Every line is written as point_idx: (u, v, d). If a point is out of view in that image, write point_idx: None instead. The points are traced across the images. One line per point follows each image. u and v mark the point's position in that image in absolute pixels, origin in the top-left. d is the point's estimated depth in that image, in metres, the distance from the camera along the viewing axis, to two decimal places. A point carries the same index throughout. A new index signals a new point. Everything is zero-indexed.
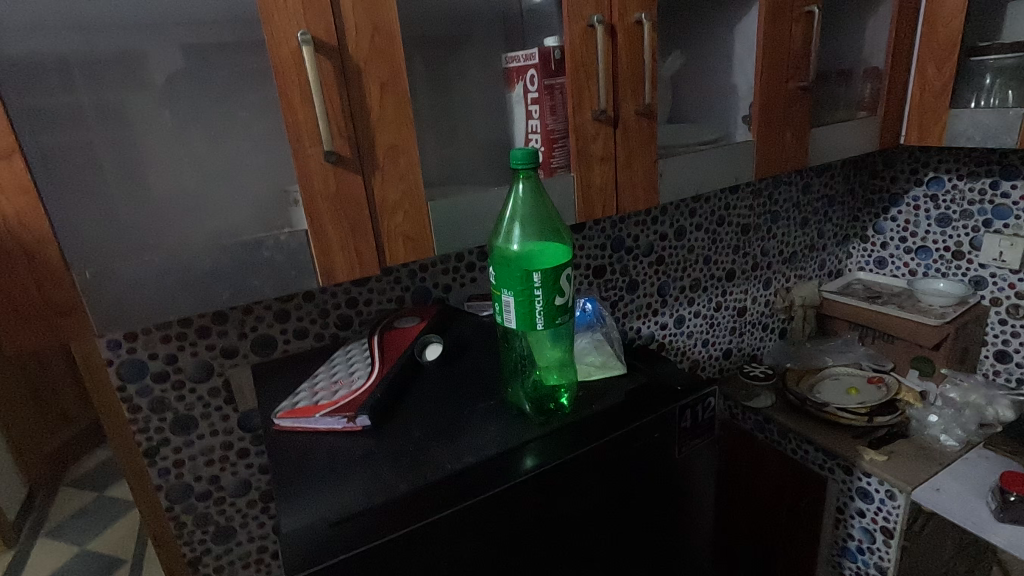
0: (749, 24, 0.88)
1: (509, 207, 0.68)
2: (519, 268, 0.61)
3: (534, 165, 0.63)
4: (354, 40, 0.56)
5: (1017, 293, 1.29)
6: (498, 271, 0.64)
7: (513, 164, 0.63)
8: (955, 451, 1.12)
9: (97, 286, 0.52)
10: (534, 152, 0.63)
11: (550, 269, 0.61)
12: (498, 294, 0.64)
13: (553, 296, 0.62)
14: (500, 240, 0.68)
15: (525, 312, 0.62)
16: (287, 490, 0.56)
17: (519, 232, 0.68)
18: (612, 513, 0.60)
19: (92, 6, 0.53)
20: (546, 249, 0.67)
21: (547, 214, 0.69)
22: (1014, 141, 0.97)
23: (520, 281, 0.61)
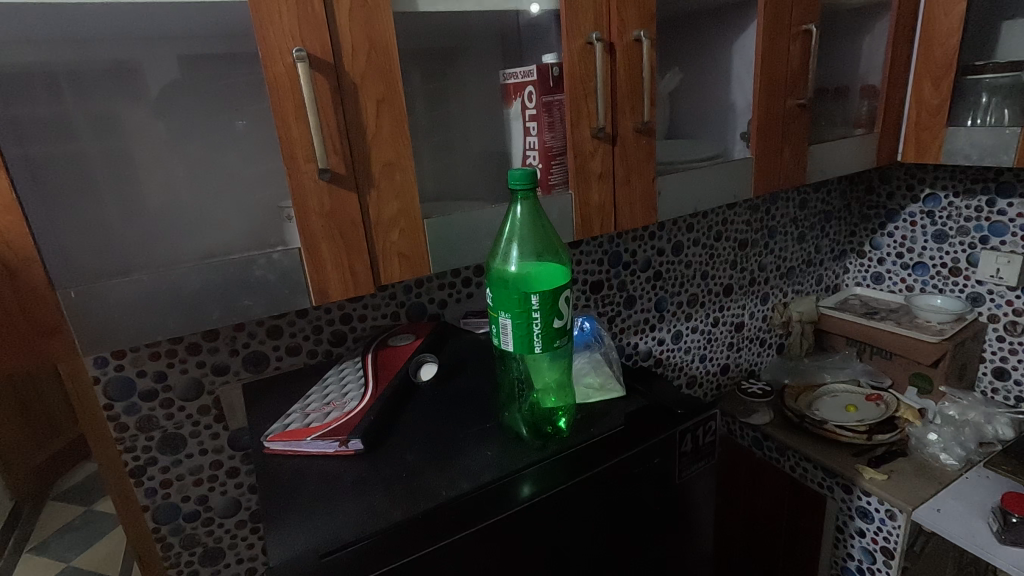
0: (747, 41, 0.88)
1: (507, 227, 0.67)
2: (517, 290, 0.60)
3: (532, 185, 0.62)
4: (350, 56, 0.55)
5: (1015, 310, 1.28)
6: (496, 292, 0.62)
7: (512, 184, 0.62)
8: (955, 470, 1.10)
9: (83, 307, 0.50)
10: (533, 172, 0.62)
11: (548, 292, 0.60)
12: (495, 316, 0.63)
13: (551, 318, 0.61)
14: (497, 261, 0.66)
15: (523, 334, 0.61)
16: (277, 518, 0.54)
17: (517, 252, 0.67)
18: (611, 541, 0.59)
19: (81, 20, 0.52)
20: (544, 269, 0.65)
21: (547, 234, 0.67)
22: (1011, 160, 0.97)
23: (518, 304, 0.60)
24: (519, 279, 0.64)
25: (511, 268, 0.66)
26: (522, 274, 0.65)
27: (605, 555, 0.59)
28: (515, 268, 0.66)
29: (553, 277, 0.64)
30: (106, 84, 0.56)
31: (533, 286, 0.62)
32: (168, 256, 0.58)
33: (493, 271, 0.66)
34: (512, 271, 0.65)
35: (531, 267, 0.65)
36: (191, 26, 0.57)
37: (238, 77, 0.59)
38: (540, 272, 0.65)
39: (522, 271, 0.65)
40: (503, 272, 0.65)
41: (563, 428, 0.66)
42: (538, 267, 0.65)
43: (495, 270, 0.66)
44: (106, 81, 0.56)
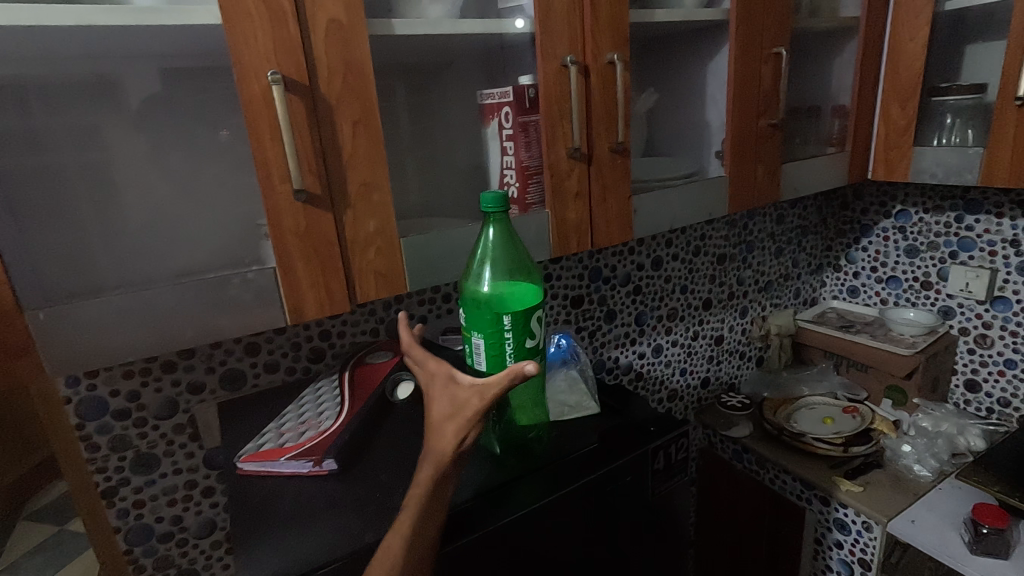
0: (719, 64, 0.91)
1: (481, 248, 0.68)
2: (489, 310, 0.62)
3: (504, 208, 0.63)
4: (325, 78, 0.56)
5: (984, 324, 1.32)
6: (468, 313, 0.64)
7: (484, 207, 0.63)
8: (929, 481, 1.12)
9: (52, 328, 0.49)
10: (505, 196, 0.63)
11: (520, 313, 0.62)
12: (468, 336, 0.65)
13: (522, 338, 0.63)
14: (470, 281, 0.67)
15: (495, 354, 0.62)
16: (248, 542, 0.53)
17: (489, 273, 0.67)
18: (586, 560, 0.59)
19: (56, 42, 0.52)
20: (517, 289, 0.66)
21: (520, 256, 0.68)
22: (975, 178, 1.00)
23: (490, 324, 0.62)
24: (491, 299, 0.64)
25: (484, 288, 0.66)
26: (496, 294, 0.65)
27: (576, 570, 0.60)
28: (487, 288, 0.66)
29: (526, 297, 0.65)
30: (85, 100, 0.57)
31: (505, 307, 0.63)
32: (143, 273, 0.58)
33: (466, 291, 0.66)
34: (485, 291, 0.66)
35: (504, 286, 0.66)
36: (167, 45, 0.57)
37: (213, 93, 0.59)
38: (511, 292, 0.65)
39: (495, 291, 0.66)
40: (476, 293, 0.66)
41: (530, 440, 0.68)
42: (511, 288, 0.66)
43: (468, 290, 0.66)
44: (85, 96, 0.57)
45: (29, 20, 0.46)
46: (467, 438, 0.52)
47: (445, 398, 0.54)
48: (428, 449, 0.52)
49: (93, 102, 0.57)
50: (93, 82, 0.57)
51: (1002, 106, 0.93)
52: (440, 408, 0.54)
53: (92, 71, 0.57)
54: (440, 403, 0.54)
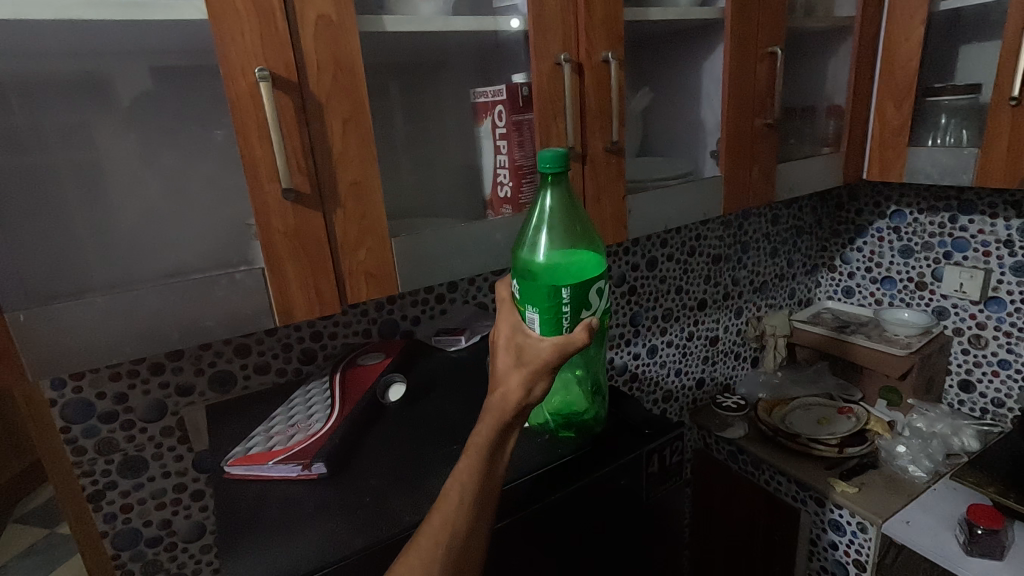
0: (714, 63, 0.90)
1: (536, 215, 0.64)
2: (546, 283, 0.57)
3: (562, 170, 0.59)
4: (314, 75, 0.55)
5: (978, 324, 1.32)
6: (523, 285, 0.59)
7: (541, 167, 0.59)
8: (924, 482, 1.12)
9: (33, 329, 0.48)
10: (564, 155, 0.58)
11: (579, 286, 0.57)
12: (521, 310, 0.59)
13: (580, 310, 0.58)
14: (524, 250, 0.64)
15: (552, 331, 0.57)
16: (235, 548, 0.52)
17: (545, 241, 0.63)
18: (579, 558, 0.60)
19: (38, 37, 0.51)
20: (575, 259, 0.61)
21: (578, 224, 0.64)
22: (970, 179, 1.00)
23: (547, 298, 0.56)
24: (548, 268, 0.61)
25: (540, 257, 0.62)
26: (552, 264, 0.61)
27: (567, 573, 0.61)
28: (542, 258, 0.62)
29: (585, 267, 0.61)
30: (66, 96, 0.56)
31: (564, 278, 0.59)
32: (127, 273, 0.56)
33: (520, 260, 0.62)
34: (540, 261, 0.62)
35: (562, 256, 0.62)
36: (153, 42, 0.56)
37: (199, 91, 0.58)
38: (570, 261, 0.61)
39: (550, 261, 0.62)
40: (531, 262, 0.62)
41: (575, 437, 0.68)
42: (568, 257, 0.62)
43: (521, 260, 0.63)
44: (68, 92, 0.56)
45: (9, 13, 0.44)
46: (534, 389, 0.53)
47: (514, 351, 0.57)
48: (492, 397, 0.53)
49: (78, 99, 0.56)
50: (76, 79, 0.56)
51: (996, 107, 0.93)
52: (507, 359, 0.56)
53: (76, 67, 0.56)
54: (506, 355, 0.57)
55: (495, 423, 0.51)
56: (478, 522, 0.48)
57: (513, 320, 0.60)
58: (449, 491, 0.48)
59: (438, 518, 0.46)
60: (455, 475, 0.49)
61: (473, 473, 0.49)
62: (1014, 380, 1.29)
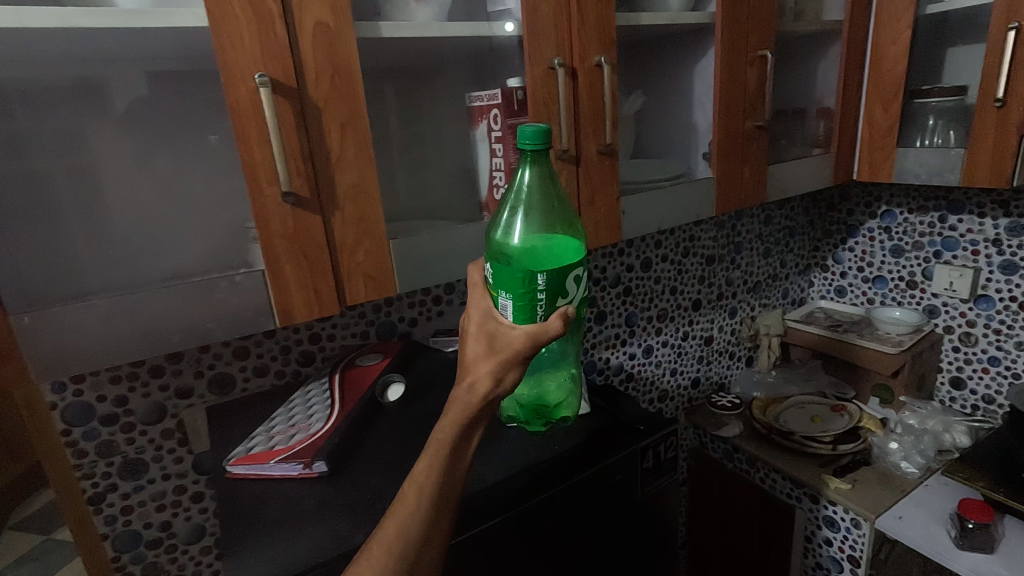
0: (705, 67, 0.92)
1: (512, 194, 0.61)
2: (521, 268, 0.53)
3: (543, 145, 0.55)
4: (312, 80, 0.56)
5: (968, 322, 1.33)
6: (496, 268, 0.55)
7: (520, 142, 0.54)
8: (916, 478, 1.13)
9: (37, 332, 0.49)
10: (545, 130, 0.54)
11: (556, 271, 0.53)
12: (495, 294, 0.56)
13: (556, 298, 0.54)
14: (498, 231, 0.62)
15: (525, 318, 0.54)
16: (237, 546, 0.53)
17: (522, 222, 0.61)
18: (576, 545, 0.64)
19: (39, 46, 0.52)
20: (553, 242, 0.59)
21: (557, 207, 0.62)
22: (957, 179, 1.02)
23: (522, 284, 0.53)
24: (524, 253, 0.58)
25: (514, 240, 0.60)
26: (528, 247, 0.59)
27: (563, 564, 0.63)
28: (517, 241, 0.60)
29: (563, 253, 0.58)
30: (65, 102, 0.57)
31: (540, 263, 0.57)
32: (128, 277, 0.57)
33: (495, 241, 0.61)
34: (514, 244, 0.60)
35: (539, 240, 0.59)
36: (153, 49, 0.57)
37: (200, 97, 0.60)
38: (549, 245, 0.59)
39: (525, 244, 0.60)
40: (505, 244, 0.60)
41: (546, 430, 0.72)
42: (545, 240, 0.59)
43: (497, 242, 0.61)
44: (68, 99, 0.57)
45: (12, 23, 0.45)
46: (504, 380, 0.51)
47: (485, 337, 0.53)
48: (461, 385, 0.51)
49: (80, 106, 0.57)
50: (78, 86, 0.57)
51: (982, 108, 0.95)
52: (476, 346, 0.53)
53: (75, 74, 0.57)
54: (475, 340, 0.53)
55: (458, 419, 0.49)
56: (439, 521, 0.47)
57: (484, 306, 0.56)
58: (406, 493, 0.47)
59: (393, 524, 0.45)
60: (415, 474, 0.47)
61: (432, 473, 0.47)
62: (1004, 377, 1.30)
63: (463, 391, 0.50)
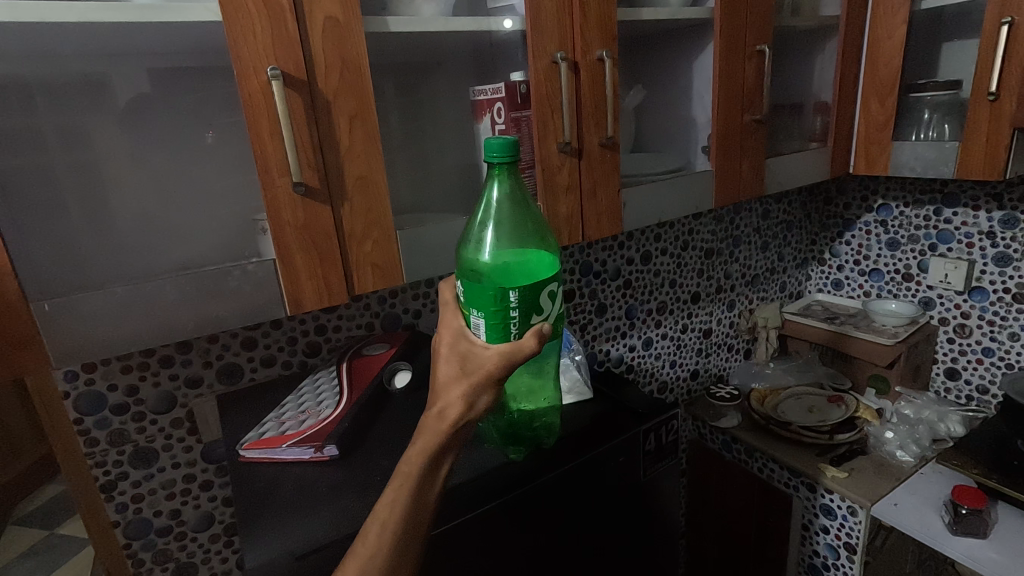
0: (704, 61, 0.93)
1: (481, 210, 0.62)
2: (492, 285, 0.53)
3: (511, 157, 0.55)
4: (322, 74, 0.58)
5: (963, 313, 1.35)
6: (468, 286, 0.54)
7: (487, 155, 0.55)
8: (911, 466, 1.15)
9: (56, 319, 0.50)
10: (512, 142, 0.55)
11: (528, 287, 0.53)
12: (467, 313, 0.55)
13: (530, 315, 0.54)
14: (469, 248, 0.61)
15: (498, 336, 0.54)
16: (251, 527, 0.55)
17: (492, 238, 0.61)
18: (584, 523, 0.66)
19: (54, 41, 0.54)
20: (526, 258, 0.60)
21: (529, 221, 0.62)
22: (951, 171, 1.03)
23: (494, 302, 0.52)
24: (496, 270, 0.58)
25: (485, 256, 0.60)
26: (500, 262, 0.59)
27: (568, 544, 0.65)
28: (489, 256, 0.60)
29: (536, 268, 0.59)
30: (76, 97, 0.58)
31: (512, 279, 0.57)
32: (143, 266, 0.58)
33: (466, 259, 0.61)
34: (486, 261, 0.60)
35: (510, 255, 0.60)
36: (164, 44, 0.59)
37: (213, 91, 0.61)
38: (520, 261, 0.59)
39: (496, 260, 0.60)
40: (476, 261, 0.60)
41: (526, 452, 0.67)
42: (517, 256, 0.60)
43: (468, 259, 0.61)
44: (81, 93, 0.58)
45: (32, 17, 0.46)
46: (477, 404, 0.51)
47: (457, 360, 0.54)
48: (432, 410, 0.51)
49: (93, 100, 0.59)
50: (92, 80, 0.59)
51: (976, 101, 0.97)
52: (446, 371, 0.53)
53: (86, 69, 0.59)
54: (446, 363, 0.54)
55: (426, 447, 0.49)
56: (413, 536, 0.47)
57: (455, 326, 0.56)
58: (368, 532, 0.46)
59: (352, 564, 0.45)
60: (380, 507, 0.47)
61: (398, 503, 0.47)
62: (998, 367, 1.32)
63: (432, 417, 0.51)
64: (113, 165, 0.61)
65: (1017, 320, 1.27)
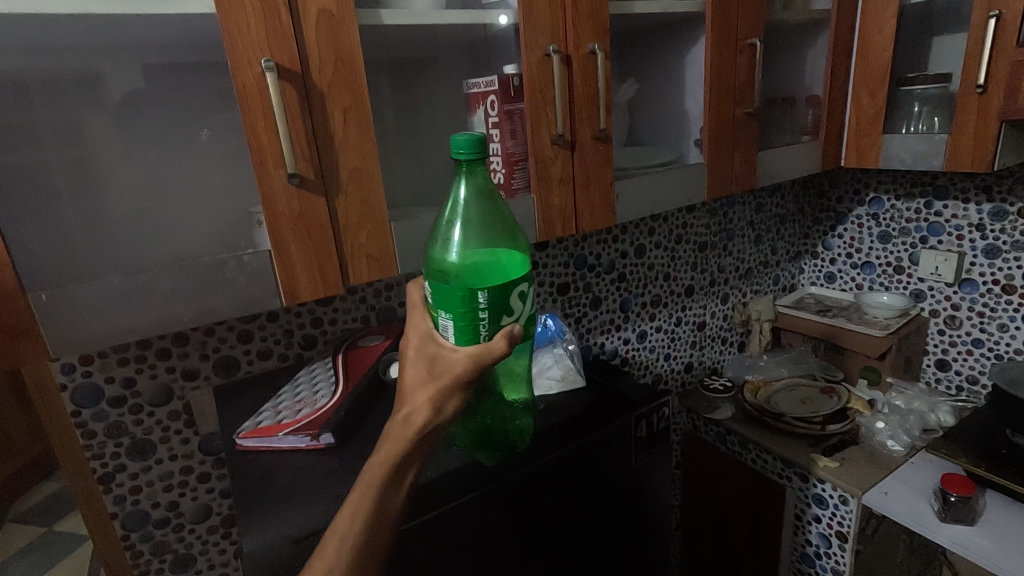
0: (696, 55, 0.94)
1: (448, 209, 0.60)
2: (461, 287, 0.53)
3: (479, 154, 0.54)
4: (316, 66, 0.58)
5: (953, 305, 1.37)
6: (437, 288, 0.55)
7: (455, 151, 0.54)
8: (901, 456, 1.17)
9: (53, 310, 0.51)
10: (480, 138, 0.54)
11: (498, 288, 0.54)
12: (434, 315, 0.56)
13: (500, 317, 0.54)
14: (436, 247, 0.60)
15: (467, 338, 0.54)
16: (248, 515, 0.55)
17: (459, 238, 0.60)
18: (580, 508, 0.68)
19: (48, 35, 0.54)
20: (497, 258, 0.58)
21: (497, 220, 0.61)
22: (941, 164, 1.04)
23: (462, 303, 0.53)
24: (465, 270, 0.57)
25: (453, 256, 0.58)
26: (469, 262, 0.58)
27: (560, 529, 0.66)
28: (457, 257, 0.58)
29: (509, 268, 0.57)
30: (71, 91, 0.58)
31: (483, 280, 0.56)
32: (139, 258, 0.59)
33: (433, 259, 0.59)
34: (453, 261, 0.58)
35: (479, 253, 0.59)
36: (158, 38, 0.59)
37: (208, 85, 0.62)
38: (491, 261, 0.58)
39: (465, 260, 0.58)
40: (444, 261, 0.58)
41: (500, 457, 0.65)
42: (487, 256, 0.58)
43: (435, 259, 0.59)
44: (75, 87, 0.59)
45: (27, 9, 0.47)
46: (446, 406, 0.53)
47: (425, 362, 0.55)
48: (399, 413, 0.52)
49: (88, 94, 0.59)
50: (86, 74, 0.59)
51: (964, 94, 0.98)
52: (411, 375, 0.55)
53: (80, 63, 0.59)
54: (413, 367, 0.55)
55: (392, 452, 0.50)
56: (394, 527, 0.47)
57: (423, 328, 0.57)
58: (324, 549, 0.46)
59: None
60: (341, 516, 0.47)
61: (358, 516, 0.47)
62: (988, 358, 1.34)
63: (395, 421, 0.52)
64: (108, 158, 0.61)
65: (1006, 311, 1.29)
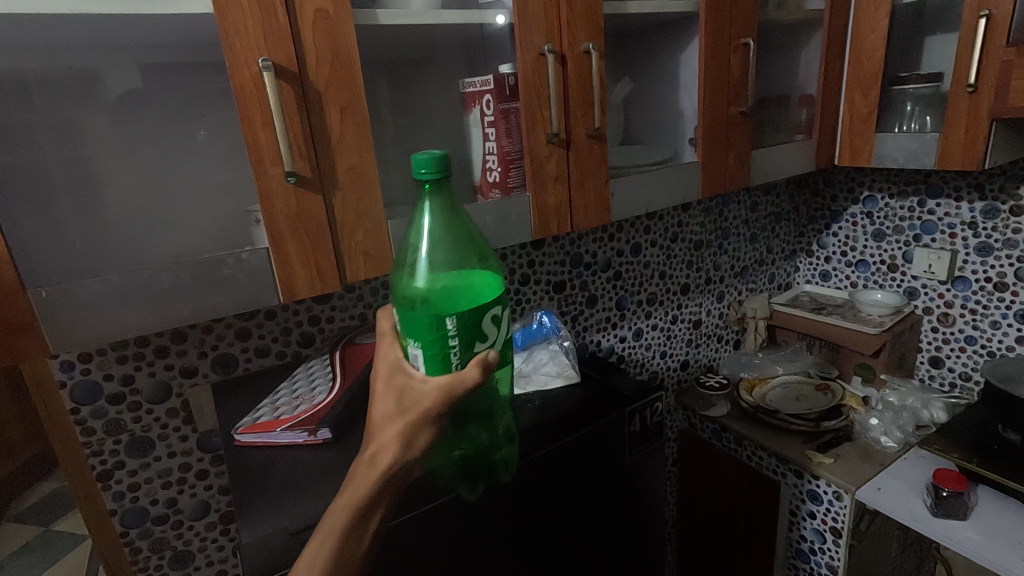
0: (691, 54, 0.94)
1: (414, 231, 0.58)
2: (430, 314, 0.51)
3: (442, 174, 0.53)
4: (314, 66, 0.59)
5: (946, 303, 1.38)
6: (405, 316, 0.53)
7: (416, 173, 0.52)
8: (894, 452, 1.18)
9: (53, 306, 0.51)
10: (442, 157, 0.52)
11: (467, 313, 0.52)
12: (405, 343, 0.54)
13: (471, 342, 0.53)
14: (404, 272, 0.58)
15: (438, 365, 0.52)
16: (247, 509, 0.56)
17: (427, 260, 0.58)
18: (574, 499, 0.69)
19: (47, 34, 0.55)
20: (466, 279, 0.57)
21: (467, 239, 0.60)
22: (932, 162, 1.05)
23: (431, 330, 0.51)
24: (432, 294, 0.55)
25: (421, 279, 0.56)
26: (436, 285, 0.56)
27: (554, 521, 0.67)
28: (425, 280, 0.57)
29: (478, 290, 0.55)
30: (71, 90, 0.59)
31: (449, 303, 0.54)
32: (138, 255, 0.60)
33: (400, 284, 0.57)
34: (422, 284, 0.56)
35: (447, 275, 0.57)
36: (157, 38, 0.60)
37: (205, 84, 0.63)
38: (459, 283, 0.56)
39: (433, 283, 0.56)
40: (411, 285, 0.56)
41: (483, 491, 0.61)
42: (456, 277, 0.57)
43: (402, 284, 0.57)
44: (74, 86, 0.60)
45: (26, 8, 0.47)
46: (414, 444, 0.52)
47: (394, 394, 0.53)
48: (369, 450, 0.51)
49: (87, 93, 0.60)
50: (86, 73, 0.60)
51: (955, 94, 0.99)
52: (380, 408, 0.53)
53: (79, 63, 0.60)
54: (382, 400, 0.53)
55: (354, 498, 0.49)
56: None
57: (393, 357, 0.55)
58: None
59: None
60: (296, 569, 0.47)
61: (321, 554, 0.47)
62: (981, 355, 1.35)
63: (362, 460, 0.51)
64: (108, 156, 0.62)
65: (998, 309, 1.30)
